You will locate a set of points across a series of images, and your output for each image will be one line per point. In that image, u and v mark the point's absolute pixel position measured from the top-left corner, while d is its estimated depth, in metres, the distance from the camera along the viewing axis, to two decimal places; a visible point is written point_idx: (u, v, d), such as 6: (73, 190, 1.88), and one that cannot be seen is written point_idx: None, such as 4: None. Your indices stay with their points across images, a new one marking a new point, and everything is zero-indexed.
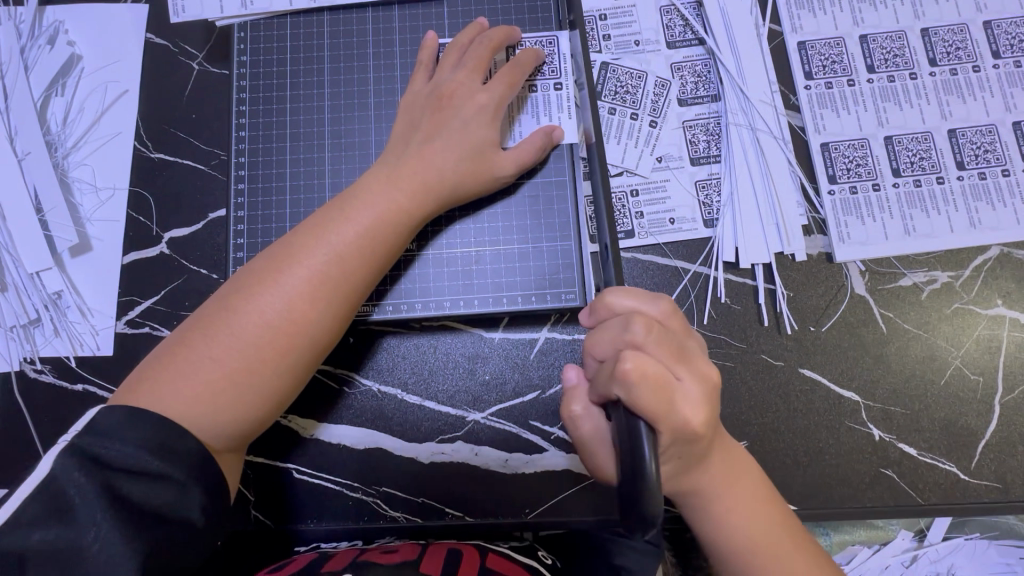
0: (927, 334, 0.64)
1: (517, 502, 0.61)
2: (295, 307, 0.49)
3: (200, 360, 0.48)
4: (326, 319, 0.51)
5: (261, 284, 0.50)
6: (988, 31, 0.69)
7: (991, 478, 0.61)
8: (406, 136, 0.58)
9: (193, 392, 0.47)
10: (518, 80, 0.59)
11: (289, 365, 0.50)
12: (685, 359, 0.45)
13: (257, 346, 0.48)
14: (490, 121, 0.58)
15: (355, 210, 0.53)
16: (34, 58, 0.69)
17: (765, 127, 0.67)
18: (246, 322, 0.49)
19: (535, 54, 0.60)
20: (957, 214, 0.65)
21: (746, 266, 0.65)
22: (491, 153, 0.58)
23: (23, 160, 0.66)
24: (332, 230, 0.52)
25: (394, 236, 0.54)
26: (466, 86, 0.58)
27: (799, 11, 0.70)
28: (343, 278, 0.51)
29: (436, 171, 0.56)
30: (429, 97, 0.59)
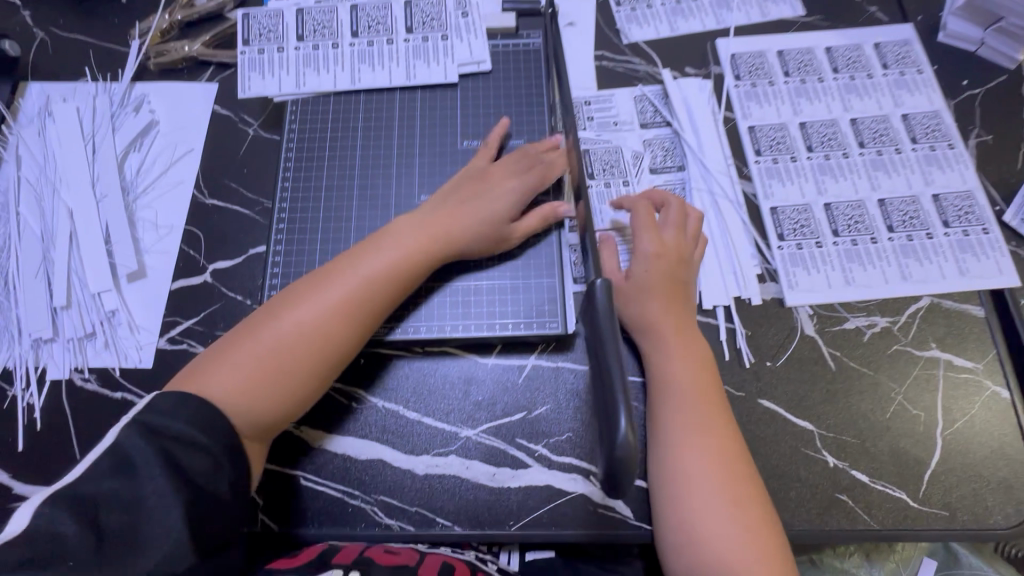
0: (871, 372, 0.72)
1: (503, 515, 0.67)
2: (325, 320, 0.59)
3: (244, 359, 0.57)
4: (348, 334, 0.60)
5: (299, 298, 0.60)
6: (906, 122, 0.83)
7: (939, 506, 0.66)
8: (444, 194, 0.71)
9: (234, 383, 0.56)
10: (546, 173, 0.73)
11: (314, 372, 0.59)
12: (664, 235, 0.72)
13: (293, 351, 0.58)
14: (516, 198, 0.71)
15: (379, 242, 0.65)
16: (121, 122, 0.84)
17: (722, 192, 0.80)
18: (284, 329, 0.58)
19: (556, 143, 0.76)
20: (891, 269, 0.76)
21: (709, 307, 0.74)
22: (504, 223, 0.70)
23: (101, 201, 0.79)
24: (359, 259, 0.63)
25: (415, 269, 0.65)
26: (504, 171, 0.73)
27: (749, 102, 0.85)
28: (362, 299, 0.61)
29: (457, 227, 0.68)
30: (476, 172, 0.74)
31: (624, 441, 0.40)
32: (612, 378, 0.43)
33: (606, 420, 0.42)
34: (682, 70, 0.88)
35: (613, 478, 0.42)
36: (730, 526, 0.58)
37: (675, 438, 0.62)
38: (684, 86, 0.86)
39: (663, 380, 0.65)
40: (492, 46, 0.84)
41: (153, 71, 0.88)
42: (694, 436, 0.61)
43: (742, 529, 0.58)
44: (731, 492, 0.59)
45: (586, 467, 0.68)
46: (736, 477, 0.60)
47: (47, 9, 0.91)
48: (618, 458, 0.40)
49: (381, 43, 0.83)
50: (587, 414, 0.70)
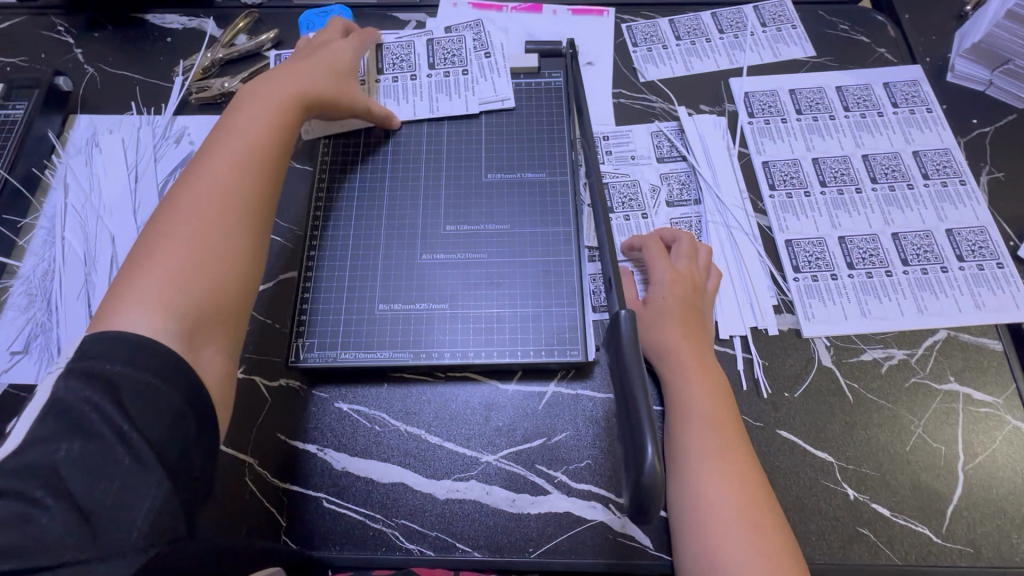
0: (889, 404, 0.72)
1: (522, 541, 0.67)
2: (222, 178, 0.64)
3: (166, 253, 0.57)
4: (254, 180, 0.65)
5: (176, 198, 0.62)
6: (917, 158, 0.86)
7: (963, 542, 0.65)
8: (286, 65, 0.78)
9: (159, 280, 0.56)
10: (366, 40, 0.87)
11: (231, 261, 0.60)
12: (680, 269, 0.74)
13: (211, 245, 0.59)
14: (345, 83, 0.80)
15: (239, 118, 0.70)
16: (162, 152, 0.89)
17: (738, 225, 0.82)
18: (196, 215, 0.60)
19: (374, 34, 0.89)
20: (907, 301, 0.77)
21: (726, 337, 0.76)
22: (348, 82, 0.80)
23: (141, 226, 0.83)
24: (213, 157, 0.65)
25: (263, 163, 0.67)
26: (329, 38, 0.85)
27: (762, 138, 0.88)
28: (259, 147, 0.68)
29: (309, 82, 0.76)
30: (303, 57, 0.80)
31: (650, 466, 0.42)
32: (637, 406, 0.45)
33: (631, 446, 0.44)
34: (698, 107, 0.91)
35: (637, 504, 0.43)
36: (750, 553, 0.57)
37: (695, 467, 0.62)
38: (700, 122, 0.89)
39: (683, 409, 0.66)
40: (514, 84, 0.89)
41: (194, 105, 0.93)
42: (712, 461, 0.62)
43: (763, 556, 0.57)
44: (751, 524, 0.58)
45: (606, 495, 0.69)
46: (756, 503, 0.60)
47: (98, 47, 0.98)
48: (643, 484, 0.42)
49: (404, 79, 0.89)
50: (607, 441, 0.71)
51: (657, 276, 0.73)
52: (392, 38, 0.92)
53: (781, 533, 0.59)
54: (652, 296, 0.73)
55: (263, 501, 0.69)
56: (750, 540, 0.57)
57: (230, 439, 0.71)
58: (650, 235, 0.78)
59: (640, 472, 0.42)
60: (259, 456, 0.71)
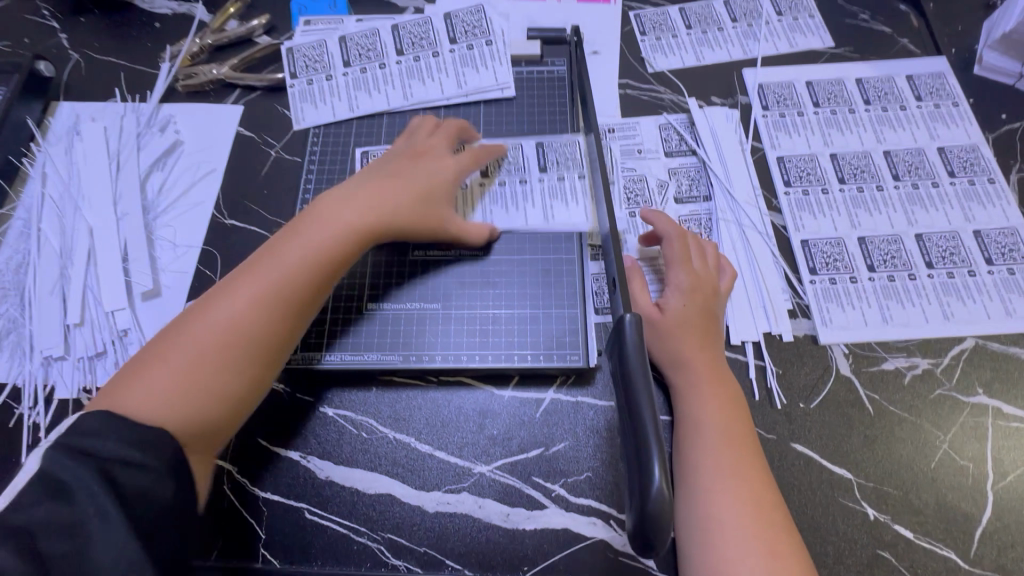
0: (913, 417, 0.67)
1: (516, 559, 0.63)
2: (241, 312, 0.57)
3: (179, 353, 0.55)
4: (311, 278, 0.61)
5: (223, 293, 0.59)
6: (942, 155, 0.81)
7: (993, 568, 0.61)
8: (383, 169, 0.70)
9: (161, 385, 0.53)
10: (480, 158, 0.75)
11: (237, 368, 0.56)
12: (699, 276, 0.69)
13: (213, 353, 0.55)
14: (449, 184, 0.72)
15: (301, 231, 0.63)
16: (146, 141, 0.85)
17: (751, 223, 0.77)
18: (217, 324, 0.57)
19: (495, 150, 0.76)
20: (931, 307, 0.72)
21: (737, 343, 0.71)
22: (438, 206, 0.70)
23: (121, 219, 0.79)
24: (270, 260, 0.61)
25: (310, 282, 0.61)
26: (436, 148, 0.73)
27: (777, 132, 0.83)
28: (284, 295, 0.59)
29: (390, 207, 0.67)
30: (404, 151, 0.73)
31: (658, 490, 0.37)
32: (643, 419, 0.40)
33: (637, 465, 0.39)
34: (709, 99, 0.86)
35: (641, 532, 0.38)
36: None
37: (704, 485, 0.58)
38: (711, 115, 0.84)
39: (693, 421, 0.62)
40: (516, 73, 0.85)
41: (180, 92, 0.89)
42: (725, 479, 0.57)
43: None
44: (762, 546, 0.54)
45: (607, 510, 0.64)
46: (771, 527, 0.55)
47: (83, 32, 0.94)
48: (650, 513, 0.37)
49: (372, 70, 0.86)
50: (608, 453, 0.67)
51: (676, 283, 0.68)
52: (355, 29, 0.88)
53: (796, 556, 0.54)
54: (667, 301, 0.68)
55: (243, 511, 0.65)
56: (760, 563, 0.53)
57: None
58: (673, 226, 0.71)
59: (645, 496, 0.37)
60: (237, 463, 0.67)
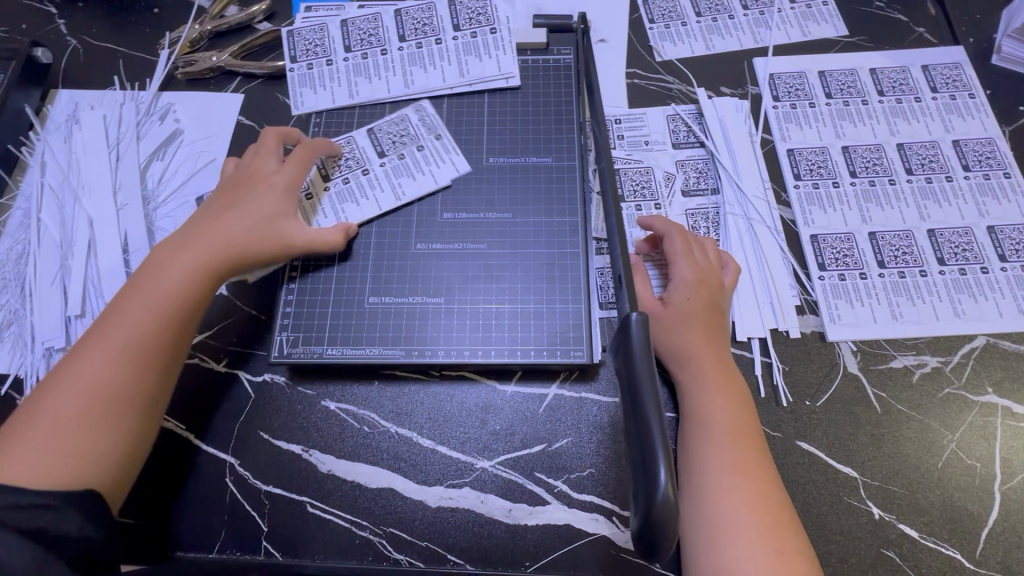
0: (920, 416, 0.66)
1: (518, 554, 0.63)
2: (107, 372, 0.57)
3: (53, 411, 0.55)
4: (139, 321, 0.60)
5: (85, 353, 0.58)
6: (957, 148, 0.79)
7: (998, 568, 0.60)
8: (208, 208, 0.69)
9: (43, 449, 0.53)
10: (307, 160, 0.73)
11: (110, 428, 0.56)
12: (703, 270, 0.68)
13: (78, 414, 0.55)
14: (283, 197, 0.70)
15: (142, 285, 0.62)
16: (146, 130, 0.84)
17: (759, 217, 0.76)
18: (81, 386, 0.56)
19: (329, 148, 0.75)
20: (942, 305, 0.70)
21: (743, 339, 0.70)
22: (282, 225, 0.68)
23: (122, 210, 0.78)
24: (112, 320, 0.60)
25: (158, 337, 0.60)
26: (266, 166, 0.71)
27: (788, 124, 0.81)
28: (146, 346, 0.59)
29: (224, 234, 0.66)
30: (233, 176, 0.71)
31: (664, 494, 0.36)
32: (648, 421, 0.39)
33: (642, 468, 0.38)
34: (718, 89, 0.84)
35: (646, 536, 0.37)
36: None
37: (711, 483, 0.57)
38: (720, 105, 0.82)
39: (700, 418, 0.61)
40: (521, 61, 0.83)
41: (180, 80, 0.87)
42: (732, 477, 0.57)
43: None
44: (762, 545, 0.54)
45: (610, 507, 0.64)
46: (779, 526, 0.55)
47: (81, 18, 0.92)
48: (656, 519, 0.36)
49: (374, 56, 0.84)
50: (611, 449, 0.66)
51: (680, 277, 0.67)
52: (357, 14, 0.86)
53: (799, 557, 0.54)
54: (671, 296, 0.67)
55: (246, 505, 0.65)
56: (759, 564, 0.53)
57: (211, 438, 0.67)
58: (672, 223, 0.71)
59: (650, 500, 0.37)
60: (239, 456, 0.67)
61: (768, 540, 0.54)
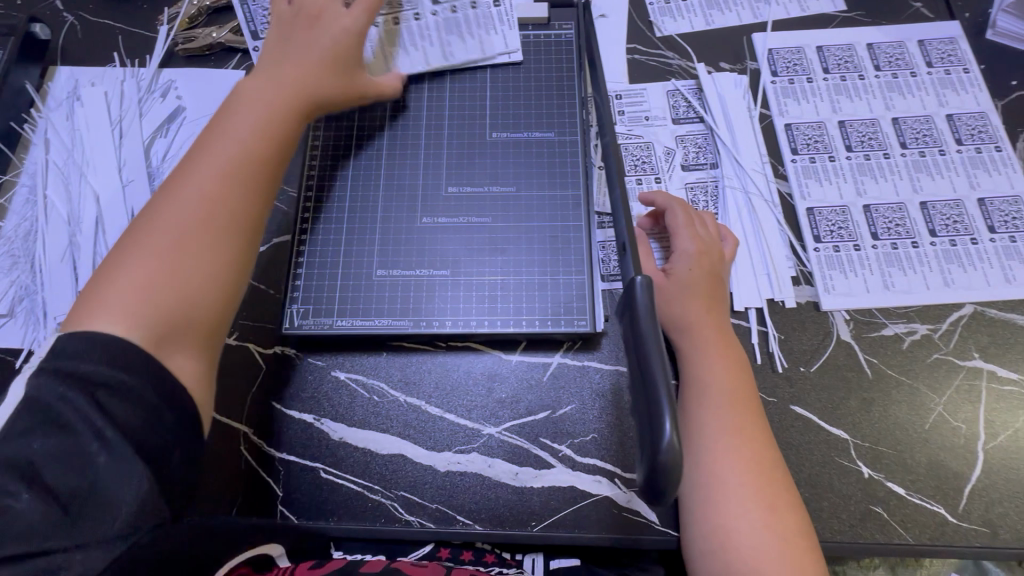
0: (909, 381, 0.69)
1: (524, 515, 0.66)
2: (205, 189, 0.57)
3: (147, 254, 0.53)
4: (243, 190, 0.58)
5: (169, 195, 0.56)
6: (951, 122, 0.80)
7: (979, 522, 0.64)
8: (270, 71, 0.67)
9: (131, 292, 0.51)
10: (377, 6, 0.74)
11: (210, 256, 0.55)
12: (705, 242, 0.70)
13: (175, 243, 0.54)
14: (352, 41, 0.71)
15: (222, 129, 0.61)
16: (148, 107, 0.84)
17: (757, 191, 0.77)
18: (178, 217, 0.55)
19: (386, 0, 0.74)
20: (932, 274, 0.73)
21: (740, 309, 0.72)
22: (360, 103, 0.69)
23: (127, 186, 0.78)
24: (195, 166, 0.58)
25: (250, 189, 0.59)
26: (331, 9, 0.72)
27: (786, 99, 0.83)
28: (246, 171, 0.59)
29: (303, 95, 0.67)
30: (296, 15, 0.72)
31: (670, 445, 0.38)
32: (655, 379, 0.41)
33: (648, 423, 0.40)
34: (717, 64, 0.85)
35: (652, 485, 0.40)
36: (763, 533, 0.56)
37: (710, 446, 0.60)
38: (719, 81, 0.83)
39: (699, 383, 0.63)
40: (522, 36, 0.83)
41: (181, 57, 0.87)
42: (730, 439, 0.60)
43: (773, 537, 0.56)
44: (759, 501, 0.57)
45: (612, 469, 0.66)
46: (774, 484, 0.58)
47: None
48: (662, 467, 0.39)
49: None
50: (613, 414, 0.69)
51: (682, 249, 0.69)
52: None
53: (794, 510, 0.57)
54: (674, 267, 0.69)
55: (260, 471, 0.67)
56: (756, 518, 0.57)
57: (225, 408, 0.69)
58: (674, 197, 0.73)
59: (656, 451, 0.39)
60: (253, 425, 0.69)
61: (765, 496, 0.57)
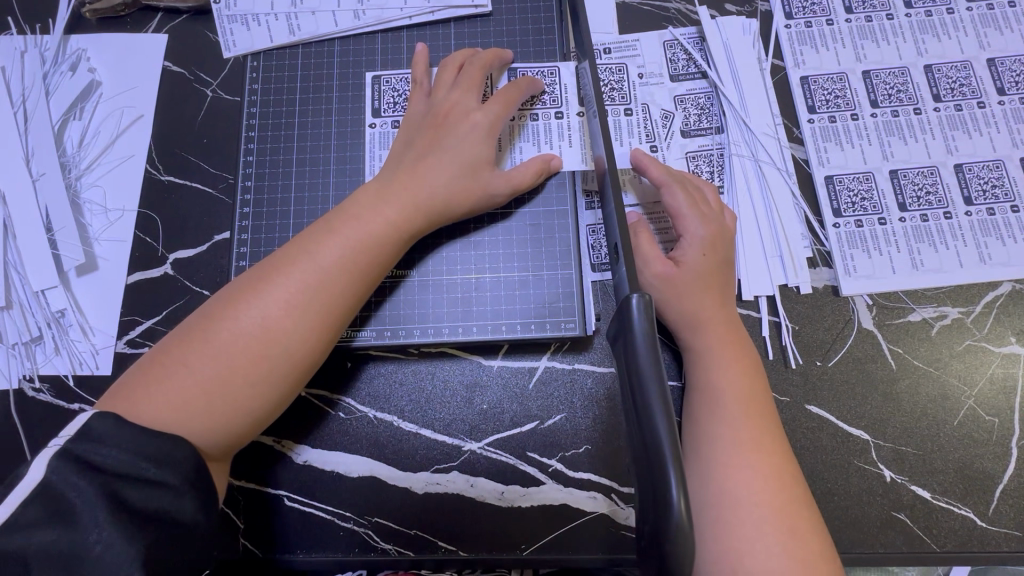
0: (938, 372, 0.62)
1: (513, 538, 0.59)
2: (272, 315, 0.50)
3: (202, 360, 0.48)
4: (346, 292, 0.52)
5: (241, 298, 0.50)
6: (992, 68, 0.69)
7: (1011, 525, 0.58)
8: (402, 151, 0.59)
9: (180, 395, 0.47)
10: (513, 102, 0.61)
11: (267, 372, 0.49)
12: (714, 228, 0.61)
13: (239, 353, 0.49)
14: (484, 138, 0.60)
15: (340, 225, 0.54)
16: (56, 83, 0.71)
17: (768, 158, 0.67)
18: (243, 331, 0.49)
19: (533, 83, 0.63)
20: (967, 249, 0.64)
21: (750, 298, 0.64)
22: (485, 172, 0.59)
23: (38, 181, 0.67)
24: (279, 271, 0.51)
25: (346, 297, 0.52)
26: (462, 103, 0.61)
27: (802, 46, 0.71)
28: (320, 304, 0.51)
29: (427, 186, 0.57)
30: (425, 116, 0.61)
31: (678, 507, 0.31)
32: (654, 422, 0.33)
33: (649, 473, 0.33)
34: (723, 7, 0.72)
35: (656, 549, 0.33)
36: (783, 560, 0.47)
37: (723, 459, 0.52)
38: (725, 27, 0.71)
39: (710, 391, 0.56)
40: None
41: (89, 20, 0.73)
42: (745, 453, 0.52)
43: (792, 566, 0.47)
44: (778, 523, 0.49)
45: (608, 483, 0.60)
46: (794, 504, 0.50)
47: None
48: (670, 532, 0.31)
49: None
50: (608, 423, 0.61)
51: (689, 240, 0.60)
52: None
53: (817, 533, 0.50)
54: (681, 257, 0.60)
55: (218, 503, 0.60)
56: (777, 543, 0.48)
57: None
58: (671, 174, 0.62)
59: (663, 510, 0.32)
60: None
61: (785, 517, 0.49)
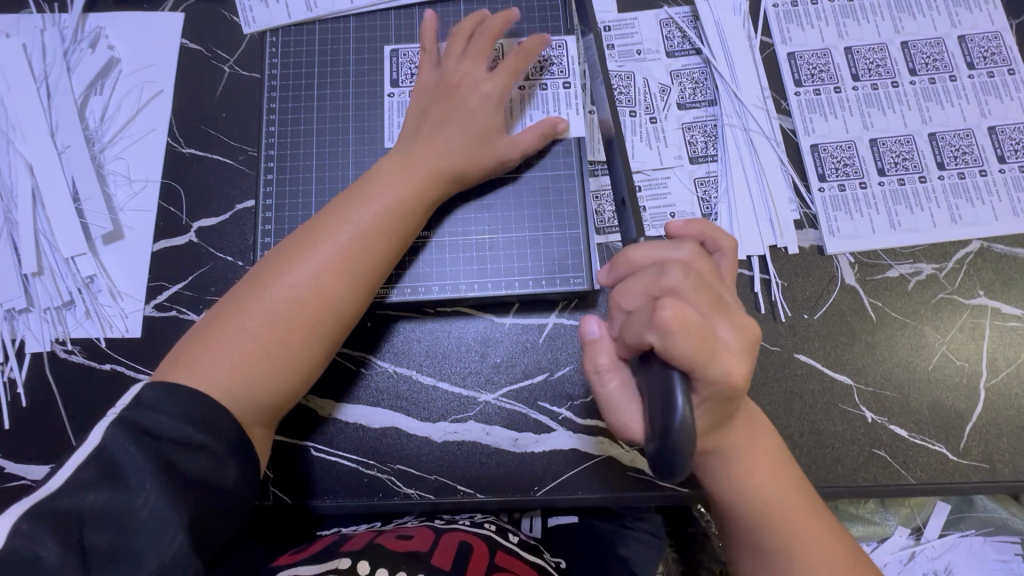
0: (914, 322, 0.67)
1: (527, 481, 0.64)
2: (316, 280, 0.53)
3: (255, 325, 0.52)
4: (382, 256, 0.57)
5: (283, 266, 0.54)
6: (962, 44, 0.75)
7: (980, 459, 0.64)
8: (418, 122, 0.63)
9: (236, 357, 0.51)
10: (522, 69, 0.65)
11: (317, 331, 0.54)
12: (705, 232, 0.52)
13: (290, 317, 0.52)
14: (494, 107, 0.64)
15: (371, 193, 0.58)
16: (76, 60, 0.73)
17: (758, 128, 0.72)
18: (290, 297, 0.53)
19: (542, 42, 0.66)
20: (939, 211, 0.70)
21: (742, 257, 0.69)
22: (499, 138, 0.64)
23: (63, 153, 0.70)
24: (318, 240, 0.55)
25: (383, 260, 0.57)
26: (471, 74, 0.64)
27: (788, 24, 0.76)
28: (361, 267, 0.55)
29: (447, 154, 0.61)
30: (436, 86, 0.64)
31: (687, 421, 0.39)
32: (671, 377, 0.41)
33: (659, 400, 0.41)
34: None
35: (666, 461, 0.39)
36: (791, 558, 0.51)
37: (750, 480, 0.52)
38: (717, 6, 0.75)
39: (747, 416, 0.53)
40: None
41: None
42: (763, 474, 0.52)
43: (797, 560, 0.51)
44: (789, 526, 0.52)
45: None
46: (793, 499, 0.52)
47: None
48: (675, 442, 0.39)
49: None
50: None
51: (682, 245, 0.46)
52: None
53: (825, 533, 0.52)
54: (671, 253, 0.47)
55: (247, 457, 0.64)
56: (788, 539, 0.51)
57: None
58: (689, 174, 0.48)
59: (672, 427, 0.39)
60: None
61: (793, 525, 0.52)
